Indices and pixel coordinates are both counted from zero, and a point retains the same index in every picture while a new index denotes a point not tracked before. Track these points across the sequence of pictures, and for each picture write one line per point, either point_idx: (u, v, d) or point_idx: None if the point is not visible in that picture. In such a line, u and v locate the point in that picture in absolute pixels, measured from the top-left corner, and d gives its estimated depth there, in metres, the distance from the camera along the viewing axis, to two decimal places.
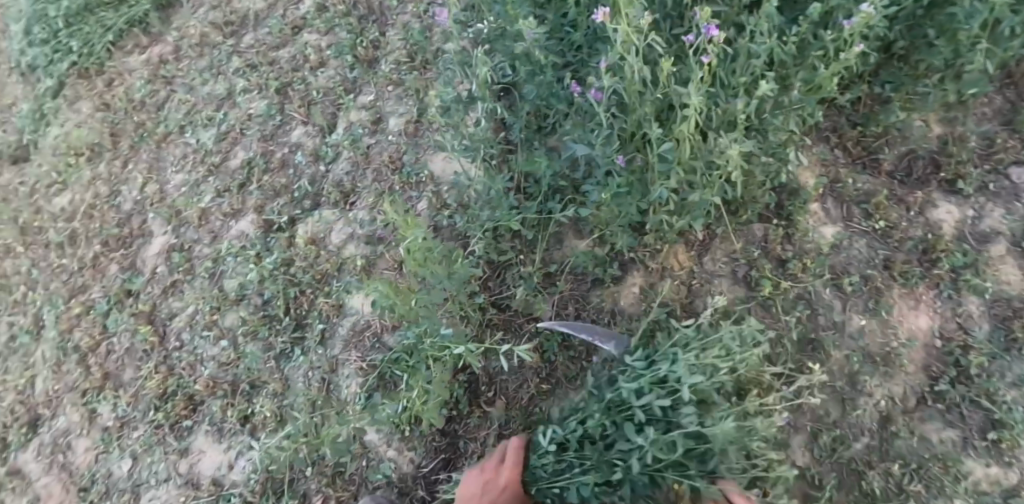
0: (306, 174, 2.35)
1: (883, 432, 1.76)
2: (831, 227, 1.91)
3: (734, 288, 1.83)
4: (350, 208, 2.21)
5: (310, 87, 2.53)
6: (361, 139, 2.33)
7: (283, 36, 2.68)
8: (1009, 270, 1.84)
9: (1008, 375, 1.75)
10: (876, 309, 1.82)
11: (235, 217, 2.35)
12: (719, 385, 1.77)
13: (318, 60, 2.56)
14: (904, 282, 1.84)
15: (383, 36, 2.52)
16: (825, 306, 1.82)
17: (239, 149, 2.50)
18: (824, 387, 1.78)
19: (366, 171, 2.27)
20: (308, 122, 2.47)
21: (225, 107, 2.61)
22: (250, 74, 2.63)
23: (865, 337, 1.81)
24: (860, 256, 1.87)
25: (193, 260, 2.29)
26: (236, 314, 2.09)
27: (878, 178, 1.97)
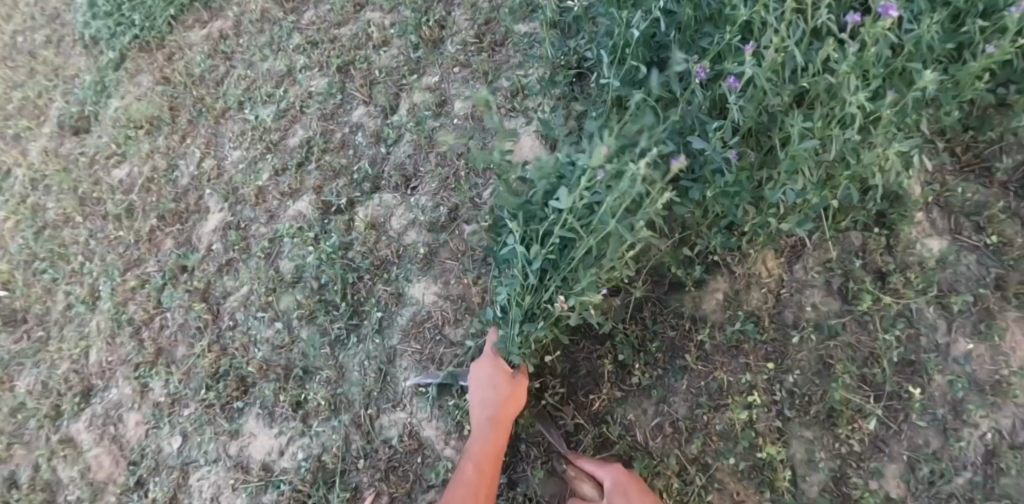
0: (366, 155, 2.27)
1: (988, 468, 1.59)
2: (935, 240, 1.74)
3: (828, 300, 1.68)
4: (412, 193, 2.11)
5: (373, 66, 2.44)
6: (426, 122, 2.24)
7: (345, 13, 2.60)
8: None
9: None
10: (987, 332, 1.64)
11: (292, 196, 2.28)
12: (810, 404, 1.62)
13: (382, 38, 2.47)
14: (1019, 305, 1.65)
15: (448, 16, 2.43)
16: (928, 326, 1.67)
17: (299, 128, 2.43)
18: (923, 414, 1.62)
19: (430, 155, 2.16)
20: (370, 102, 2.39)
21: (285, 84, 2.54)
22: (310, 51, 2.56)
23: (973, 363, 1.64)
24: (968, 273, 1.70)
25: (249, 239, 2.24)
26: (292, 296, 2.03)
27: (991, 189, 1.77)
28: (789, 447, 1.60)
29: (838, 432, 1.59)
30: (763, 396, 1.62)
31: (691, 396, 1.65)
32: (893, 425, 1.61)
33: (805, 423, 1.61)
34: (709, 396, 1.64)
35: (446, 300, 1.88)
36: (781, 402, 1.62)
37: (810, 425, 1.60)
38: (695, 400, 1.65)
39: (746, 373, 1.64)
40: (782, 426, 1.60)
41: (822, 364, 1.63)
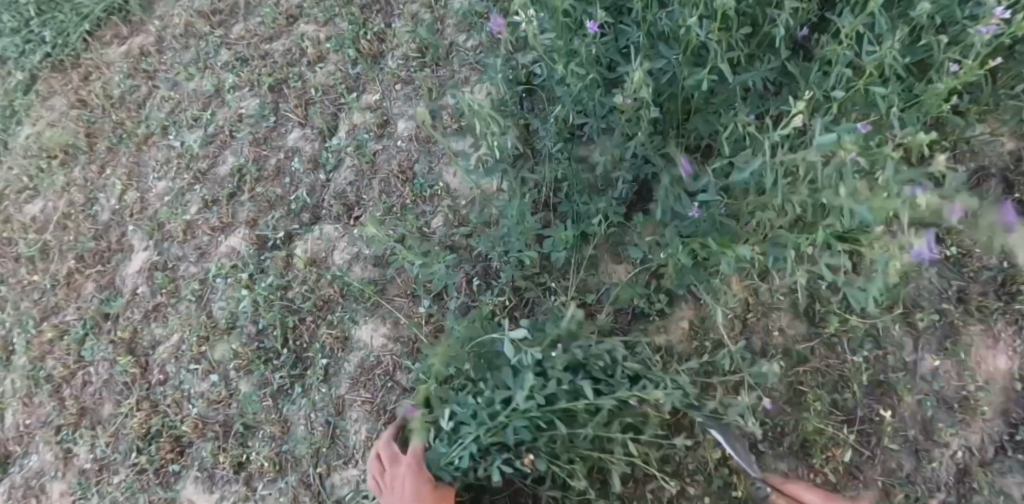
0: (304, 184, 2.06)
1: (959, 486, 1.57)
2: (896, 253, 1.67)
3: (795, 323, 1.62)
4: (355, 224, 1.96)
5: (309, 84, 2.20)
6: (367, 146, 2.04)
7: (277, 27, 2.34)
8: None
9: None
10: (952, 349, 1.60)
11: (225, 231, 2.07)
12: (782, 433, 1.57)
13: (318, 54, 2.23)
14: (982, 317, 1.61)
15: (389, 29, 2.20)
16: (895, 343, 1.61)
17: (229, 155, 2.19)
18: (893, 437, 1.57)
19: (372, 181, 1.99)
20: (307, 124, 2.15)
21: (213, 105, 2.28)
22: (240, 68, 2.30)
23: (940, 380, 1.60)
24: (930, 286, 1.64)
25: (178, 281, 2.03)
26: (227, 345, 1.86)
27: (947, 196, 1.71)
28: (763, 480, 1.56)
29: (812, 461, 1.55)
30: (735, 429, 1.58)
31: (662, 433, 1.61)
32: (865, 452, 1.56)
33: (780, 453, 1.57)
34: (679, 431, 1.60)
35: (397, 342, 1.75)
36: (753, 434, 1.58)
37: (784, 456, 1.56)
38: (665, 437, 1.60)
39: None
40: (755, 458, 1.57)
41: (791, 390, 1.58)
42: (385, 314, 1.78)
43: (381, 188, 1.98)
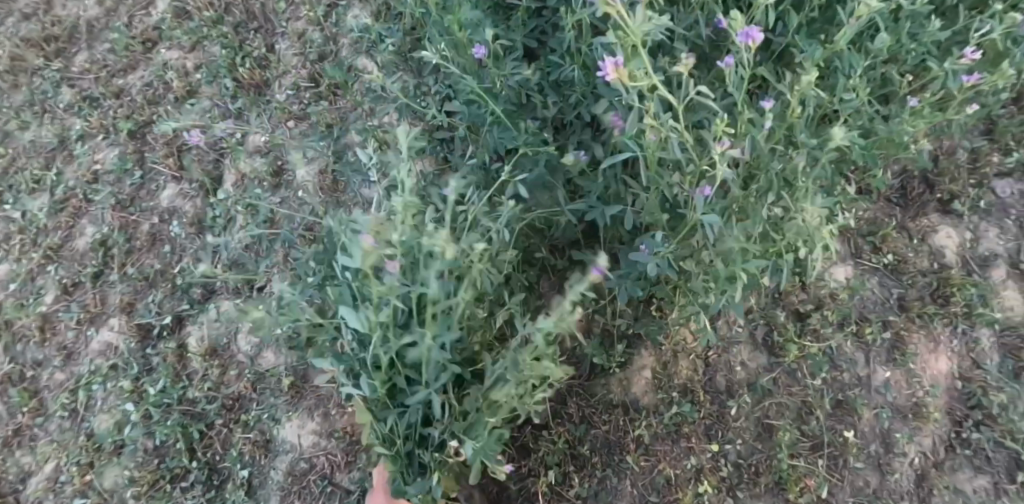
0: (190, 251, 1.72)
1: (921, 492, 1.58)
2: (841, 268, 1.71)
3: (755, 355, 1.59)
4: (259, 296, 1.66)
5: (181, 127, 1.85)
6: (262, 201, 1.74)
7: (131, 55, 1.95)
8: (1011, 295, 1.73)
9: None
10: (901, 359, 1.62)
11: (93, 322, 1.68)
12: (756, 474, 1.50)
13: (187, 88, 1.88)
14: (923, 322, 1.66)
15: (274, 53, 1.91)
16: (848, 359, 1.61)
17: (86, 223, 1.78)
18: (859, 455, 1.56)
19: (275, 243, 1.70)
20: (183, 178, 1.80)
21: (59, 160, 1.85)
22: (88, 111, 1.88)
23: (893, 389, 1.61)
24: (873, 296, 1.69)
25: (41, 394, 1.65)
26: (119, 469, 1.54)
27: (876, 204, 1.80)
28: None
29: (789, 496, 1.49)
30: (712, 480, 1.49)
31: (637, 497, 1.49)
32: (837, 476, 1.54)
33: (756, 495, 1.49)
34: (655, 491, 1.48)
35: (330, 438, 1.52)
36: (729, 479, 1.50)
37: (760, 497, 1.49)
38: (641, 501, 1.48)
39: (690, 457, 1.51)
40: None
41: (760, 427, 1.53)
42: (311, 405, 1.54)
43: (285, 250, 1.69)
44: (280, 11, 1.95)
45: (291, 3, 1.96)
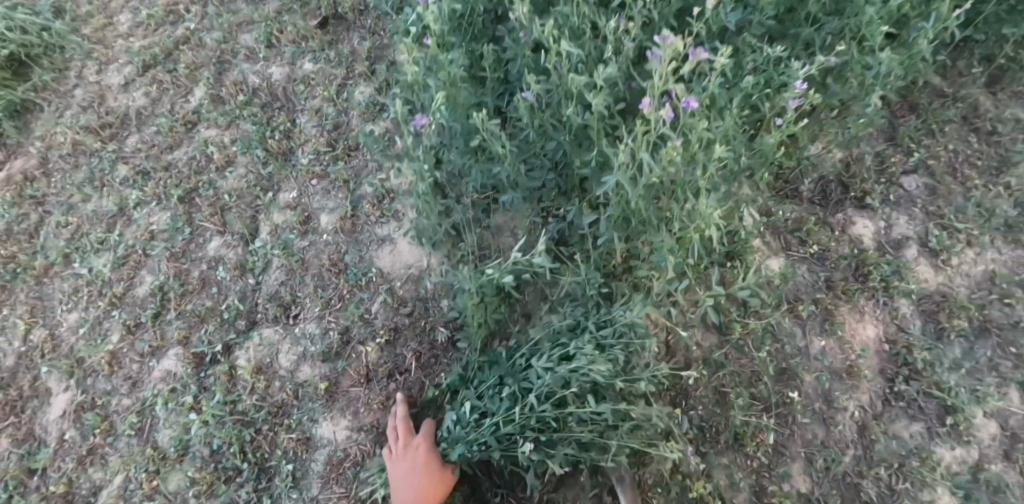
0: (234, 290, 2.06)
1: (863, 440, 1.87)
2: (774, 259, 2.05)
3: (707, 334, 1.90)
4: (295, 322, 1.98)
5: (221, 191, 2.24)
6: (293, 245, 2.09)
7: (175, 134, 2.40)
8: (924, 269, 2.12)
9: (947, 360, 2.02)
10: (832, 329, 1.95)
11: (156, 354, 1.99)
12: (717, 433, 1.82)
13: (224, 158, 2.29)
14: (849, 299, 1.99)
15: (295, 126, 2.35)
16: (788, 334, 1.94)
17: (146, 273, 2.12)
18: (807, 413, 1.86)
19: (305, 278, 2.03)
20: (226, 231, 2.16)
21: (119, 225, 2.22)
22: (144, 183, 2.29)
23: (829, 356, 1.93)
24: (805, 281, 2.01)
25: (110, 417, 1.92)
26: (182, 474, 1.80)
27: (802, 205, 2.17)
28: (712, 476, 1.78)
29: (747, 449, 1.80)
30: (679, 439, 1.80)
31: None
32: (790, 430, 1.84)
33: (718, 450, 1.81)
34: None
35: (360, 432, 1.80)
36: (696, 439, 1.81)
37: (722, 452, 1.80)
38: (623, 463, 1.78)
39: None
40: (702, 460, 1.78)
41: (717, 395, 1.85)
42: (343, 406, 1.84)
43: (313, 282, 2.02)
44: (297, 91, 2.41)
45: (307, 86, 2.42)
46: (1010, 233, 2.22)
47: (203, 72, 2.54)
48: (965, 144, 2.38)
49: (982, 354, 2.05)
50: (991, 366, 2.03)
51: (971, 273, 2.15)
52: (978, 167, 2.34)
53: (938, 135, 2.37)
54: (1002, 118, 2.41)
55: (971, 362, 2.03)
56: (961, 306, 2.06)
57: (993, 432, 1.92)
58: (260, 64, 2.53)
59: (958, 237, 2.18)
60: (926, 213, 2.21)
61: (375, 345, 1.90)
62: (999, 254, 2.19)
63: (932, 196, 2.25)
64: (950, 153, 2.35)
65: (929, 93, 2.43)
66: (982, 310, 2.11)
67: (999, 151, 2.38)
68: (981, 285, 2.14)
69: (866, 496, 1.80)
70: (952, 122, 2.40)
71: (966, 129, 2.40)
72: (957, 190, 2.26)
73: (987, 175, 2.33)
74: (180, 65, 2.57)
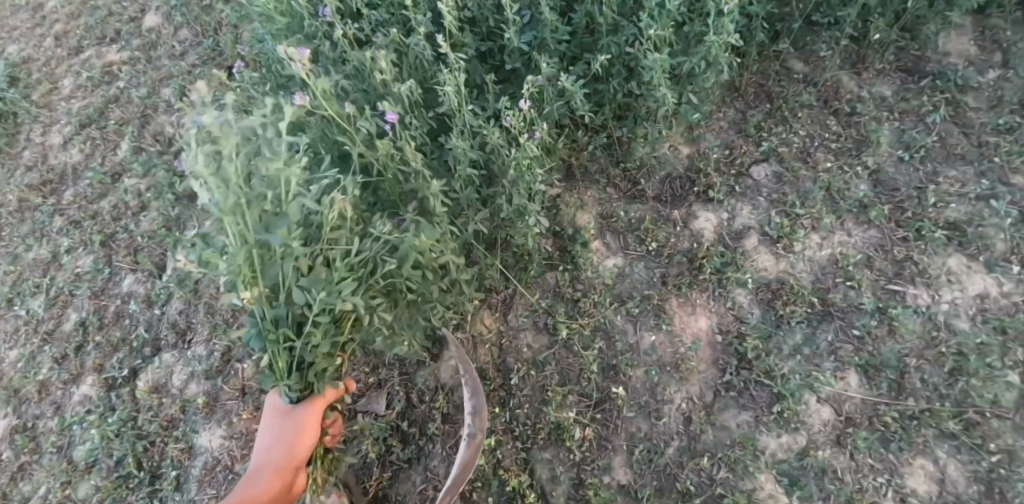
0: (141, 321, 2.35)
1: (689, 431, 1.99)
2: (612, 259, 2.21)
3: (538, 336, 2.13)
4: (188, 345, 2.25)
5: (135, 233, 2.55)
6: (189, 276, 2.37)
7: (102, 185, 2.73)
8: (764, 258, 2.22)
9: (785, 348, 2.12)
10: (660, 323, 2.09)
11: (76, 381, 2.30)
12: (537, 428, 2.02)
13: (140, 204, 2.61)
14: (679, 293, 2.13)
15: (199, 170, 2.65)
16: (619, 332, 2.10)
17: (72, 311, 2.44)
18: (631, 406, 2.02)
19: (198, 306, 2.31)
20: (137, 269, 2.47)
21: (52, 270, 2.55)
22: (73, 231, 2.62)
23: (657, 350, 2.07)
24: (640, 278, 2.17)
25: (38, 437, 2.24)
26: (89, 483, 2.10)
27: (647, 205, 2.31)
28: (534, 470, 1.98)
29: (567, 445, 1.98)
30: (501, 435, 2.03)
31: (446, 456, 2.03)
32: (615, 423, 2.00)
33: (542, 446, 2.01)
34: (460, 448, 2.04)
35: (231, 439, 2.05)
36: (520, 434, 2.03)
37: (546, 447, 1.99)
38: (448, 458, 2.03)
39: (486, 421, 2.07)
40: (524, 455, 2.00)
41: (542, 394, 2.05)
42: (219, 418, 2.10)
43: (204, 308, 2.30)
44: (202, 137, 2.72)
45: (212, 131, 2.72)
46: (861, 214, 2.30)
47: (128, 126, 2.87)
48: (822, 129, 2.48)
49: (824, 339, 2.13)
50: (830, 350, 2.11)
51: (814, 258, 2.23)
52: (832, 150, 2.44)
53: (791, 121, 2.48)
54: (861, 98, 2.52)
55: (810, 348, 2.12)
56: (797, 293, 2.16)
57: (825, 417, 2.01)
58: (175, 115, 2.85)
59: (803, 223, 2.26)
60: (771, 201, 2.30)
61: (249, 361, 2.16)
62: (849, 236, 2.28)
63: (779, 183, 2.35)
64: (803, 139, 2.45)
65: (784, 79, 2.56)
66: (825, 294, 2.19)
67: (858, 131, 2.47)
68: (826, 268, 2.23)
69: (683, 485, 1.92)
70: (807, 106, 2.52)
71: (825, 114, 2.51)
72: (806, 176, 2.35)
73: (844, 157, 2.42)
74: (110, 122, 2.91)
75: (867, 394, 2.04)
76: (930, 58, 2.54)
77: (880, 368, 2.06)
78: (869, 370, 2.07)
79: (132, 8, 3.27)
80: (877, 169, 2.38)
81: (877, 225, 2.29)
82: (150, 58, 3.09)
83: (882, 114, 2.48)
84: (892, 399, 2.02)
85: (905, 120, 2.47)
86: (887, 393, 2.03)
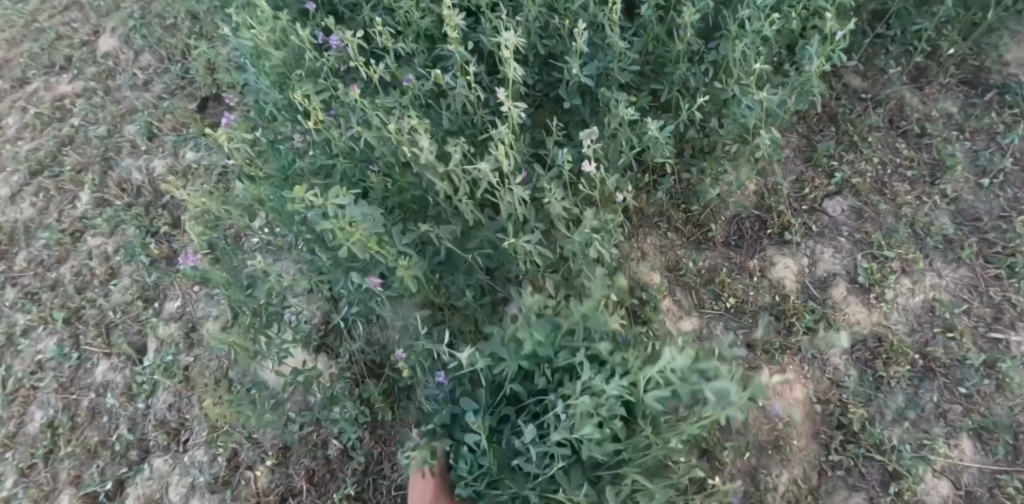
0: (122, 418, 1.97)
1: None
2: (687, 320, 1.93)
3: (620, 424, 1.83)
4: (184, 449, 1.89)
5: (105, 307, 2.14)
6: (176, 362, 2.00)
7: (63, 247, 2.31)
8: (855, 309, 1.96)
9: (887, 412, 1.87)
10: (753, 398, 1.84)
11: (48, 498, 1.91)
12: None
13: (109, 270, 2.21)
14: (771, 359, 1.87)
15: (178, 226, 2.27)
16: (704, 408, 1.83)
17: (35, 408, 2.03)
18: None
19: (192, 398, 1.95)
20: (112, 353, 2.07)
21: (7, 356, 2.13)
22: (30, 306, 2.19)
23: (754, 429, 1.83)
24: (721, 342, 1.90)
25: None
26: None
27: (717, 251, 2.02)
28: None
29: None
30: None
31: None
32: None
33: None
34: None
35: None
36: None
37: None
38: None
39: None
40: None
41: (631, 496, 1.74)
42: None
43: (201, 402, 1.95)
44: (179, 186, 2.33)
45: (190, 178, 2.33)
46: (949, 252, 2.06)
47: (87, 174, 2.44)
48: (893, 153, 2.21)
49: (928, 399, 1.89)
50: (938, 413, 1.87)
51: (908, 305, 1.98)
52: (908, 179, 2.16)
53: (861, 147, 2.17)
54: (928, 118, 2.26)
55: (915, 411, 1.88)
56: (899, 351, 1.91)
57: (944, 494, 1.79)
58: (143, 158, 2.45)
59: (892, 266, 2.01)
60: (854, 242, 2.04)
61: (263, 467, 1.84)
62: (939, 277, 2.04)
63: (860, 220, 2.08)
64: (876, 167, 2.16)
65: (846, 97, 2.27)
66: (923, 347, 1.95)
67: (931, 155, 2.20)
68: (920, 317, 1.98)
69: None
70: (876, 129, 2.23)
71: (894, 136, 2.23)
72: (888, 210, 2.08)
73: (918, 186, 2.16)
74: (65, 168, 2.47)
75: (985, 463, 1.82)
76: (993, 70, 2.30)
77: (996, 433, 1.84)
78: (982, 434, 1.85)
79: (83, 31, 2.80)
80: (957, 197, 2.13)
81: (967, 263, 2.05)
82: (107, 88, 2.64)
83: (956, 133, 2.23)
84: (1012, 467, 1.81)
85: (976, 139, 2.22)
86: (1006, 460, 1.82)
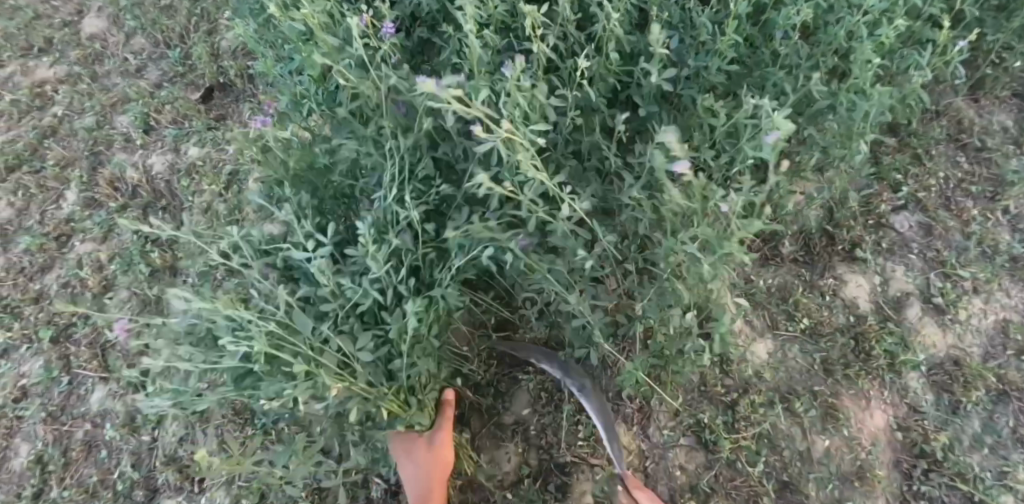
0: (125, 453, 1.76)
1: None
2: (760, 343, 1.83)
3: (692, 456, 1.75)
4: (199, 490, 1.70)
5: (99, 324, 1.91)
6: (190, 390, 1.80)
7: (46, 253, 2.05)
8: (930, 332, 1.86)
9: (965, 438, 1.75)
10: (831, 427, 1.73)
11: None
12: None
13: (102, 282, 1.96)
14: (852, 384, 1.77)
15: (181, 231, 2.03)
16: (785, 438, 1.73)
17: (20, 440, 1.82)
18: None
19: (207, 432, 1.75)
20: (110, 378, 1.85)
21: None
22: (9, 321, 1.95)
23: (834, 459, 1.71)
24: (795, 366, 1.80)
25: None
26: None
27: (786, 268, 1.93)
28: None
29: None
30: None
31: None
32: None
33: None
34: None
35: None
36: None
37: None
38: None
39: None
40: None
41: None
42: None
43: (217, 436, 1.75)
44: (180, 187, 2.08)
45: (194, 179, 2.09)
46: (1019, 270, 1.93)
47: (72, 170, 2.17)
48: (953, 166, 2.08)
49: (1005, 424, 1.77)
50: (1017, 439, 1.75)
51: (981, 326, 1.87)
52: (972, 194, 2.03)
53: (925, 160, 2.05)
54: (987, 131, 2.11)
55: (994, 437, 1.76)
56: (977, 373, 1.80)
57: None
58: (138, 154, 2.18)
59: (963, 285, 1.91)
60: (924, 260, 1.95)
61: None
62: (1009, 297, 1.90)
63: (928, 237, 1.98)
64: (939, 181, 2.04)
65: None
66: (998, 371, 1.83)
67: (989, 170, 2.07)
68: (993, 338, 1.87)
69: None
70: (938, 141, 2.09)
71: (952, 149, 2.10)
72: (956, 226, 1.97)
73: (980, 200, 2.03)
74: (47, 164, 2.20)
75: None
76: None
77: None
78: None
79: (66, 9, 2.56)
80: (1020, 213, 2.00)
81: None
82: (95, 75, 2.38)
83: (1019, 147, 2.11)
84: None
85: None
86: None
